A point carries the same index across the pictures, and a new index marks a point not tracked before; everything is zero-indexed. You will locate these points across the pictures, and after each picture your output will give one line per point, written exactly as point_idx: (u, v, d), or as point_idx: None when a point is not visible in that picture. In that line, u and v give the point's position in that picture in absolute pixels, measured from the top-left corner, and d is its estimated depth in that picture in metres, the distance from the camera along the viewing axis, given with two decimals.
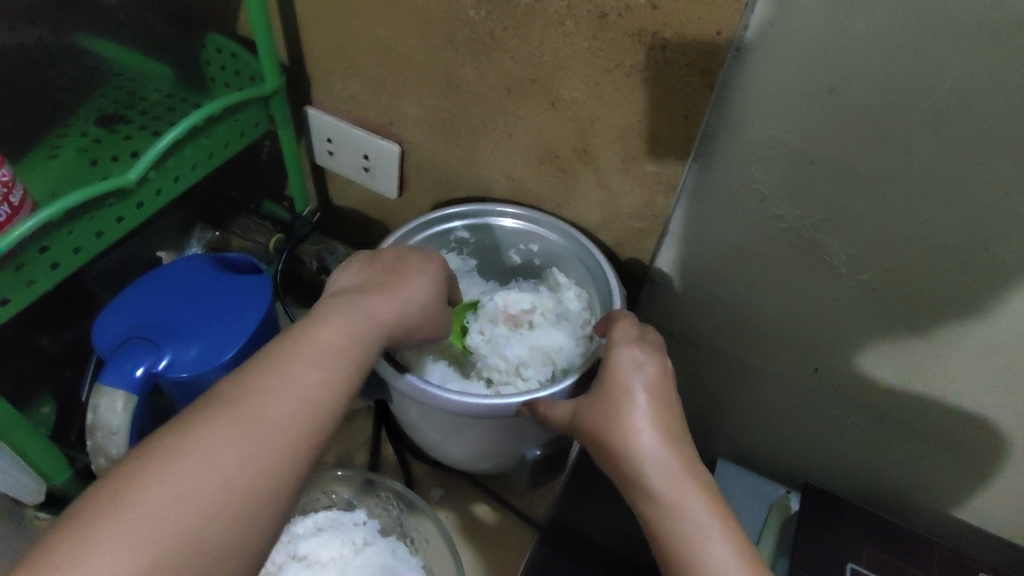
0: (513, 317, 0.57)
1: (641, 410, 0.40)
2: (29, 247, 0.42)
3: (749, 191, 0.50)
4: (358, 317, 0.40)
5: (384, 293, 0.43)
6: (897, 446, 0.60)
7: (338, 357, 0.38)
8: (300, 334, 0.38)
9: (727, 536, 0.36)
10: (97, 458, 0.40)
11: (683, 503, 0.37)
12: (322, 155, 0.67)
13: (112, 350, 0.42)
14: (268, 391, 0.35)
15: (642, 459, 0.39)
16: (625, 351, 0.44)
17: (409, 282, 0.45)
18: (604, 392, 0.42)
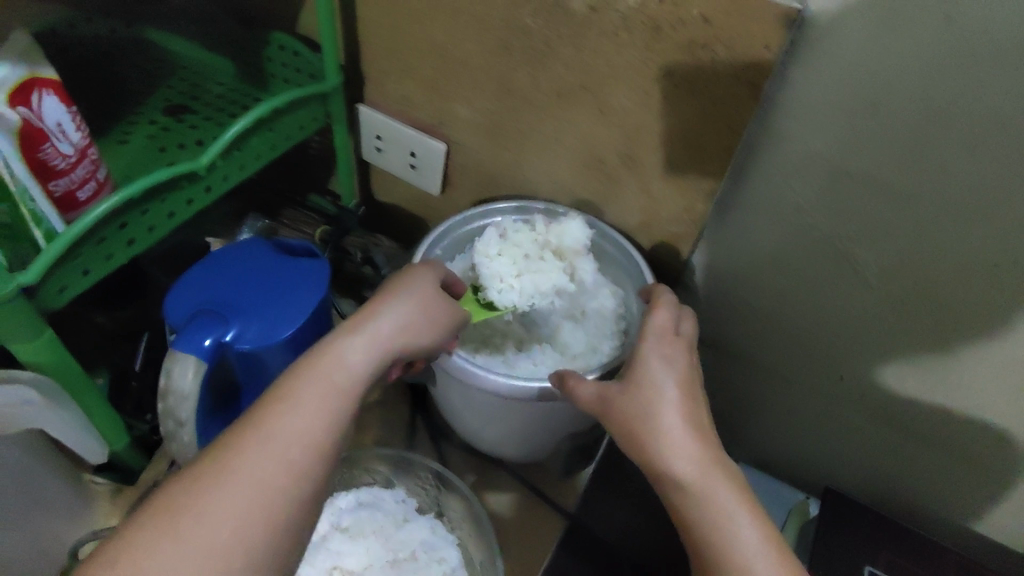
0: (510, 254, 0.54)
1: (671, 399, 0.42)
2: (112, 222, 0.44)
3: (786, 201, 0.52)
4: (353, 349, 0.39)
5: (370, 316, 0.41)
6: (917, 455, 0.61)
7: (331, 400, 0.37)
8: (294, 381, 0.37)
9: (753, 522, 0.38)
10: (166, 421, 0.42)
11: (712, 493, 0.39)
12: (370, 152, 0.70)
13: (184, 321, 0.43)
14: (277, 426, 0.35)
15: (670, 449, 0.40)
16: (656, 343, 0.45)
17: (400, 296, 0.43)
18: (633, 384, 0.43)
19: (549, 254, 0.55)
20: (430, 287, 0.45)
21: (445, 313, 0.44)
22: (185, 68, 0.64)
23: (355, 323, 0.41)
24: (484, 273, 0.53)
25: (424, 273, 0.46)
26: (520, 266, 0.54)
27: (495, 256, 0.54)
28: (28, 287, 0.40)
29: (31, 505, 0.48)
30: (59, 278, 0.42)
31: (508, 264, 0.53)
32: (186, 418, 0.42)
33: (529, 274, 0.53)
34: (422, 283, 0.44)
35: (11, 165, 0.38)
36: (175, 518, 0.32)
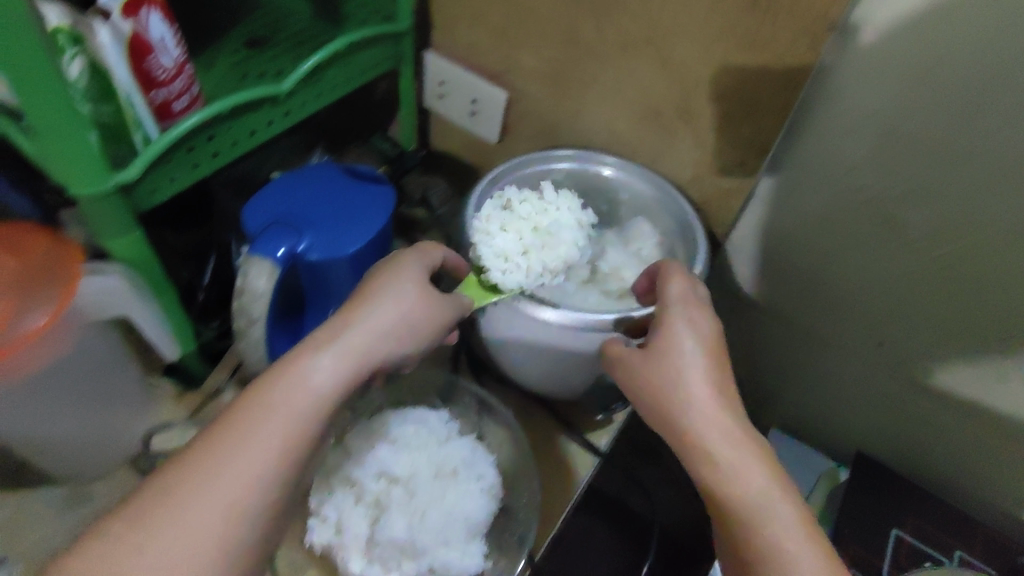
0: (516, 231, 0.54)
1: (697, 370, 0.43)
2: (201, 133, 0.48)
3: (837, 163, 0.52)
4: (325, 363, 0.39)
5: (346, 326, 0.41)
6: (951, 430, 0.61)
7: (298, 419, 0.38)
8: (262, 394, 0.38)
9: (777, 490, 0.39)
10: (240, 317, 0.45)
11: (734, 461, 0.40)
12: (433, 98, 0.73)
13: (259, 230, 0.46)
14: (272, 412, 0.37)
15: (697, 420, 0.42)
16: (682, 309, 0.45)
17: (381, 304, 0.42)
18: (659, 353, 0.44)
19: (556, 231, 0.55)
20: (416, 292, 0.43)
21: (428, 320, 0.44)
22: (266, 5, 0.67)
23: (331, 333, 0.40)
24: (487, 251, 0.52)
25: (413, 272, 0.44)
26: (525, 244, 0.53)
27: (499, 234, 0.53)
28: (126, 185, 0.43)
29: (107, 392, 0.52)
30: (152, 181, 0.46)
31: (512, 241, 0.53)
32: (257, 316, 0.45)
33: (535, 252, 0.53)
34: (408, 286, 0.43)
35: (118, 70, 0.41)
36: (182, 491, 0.35)
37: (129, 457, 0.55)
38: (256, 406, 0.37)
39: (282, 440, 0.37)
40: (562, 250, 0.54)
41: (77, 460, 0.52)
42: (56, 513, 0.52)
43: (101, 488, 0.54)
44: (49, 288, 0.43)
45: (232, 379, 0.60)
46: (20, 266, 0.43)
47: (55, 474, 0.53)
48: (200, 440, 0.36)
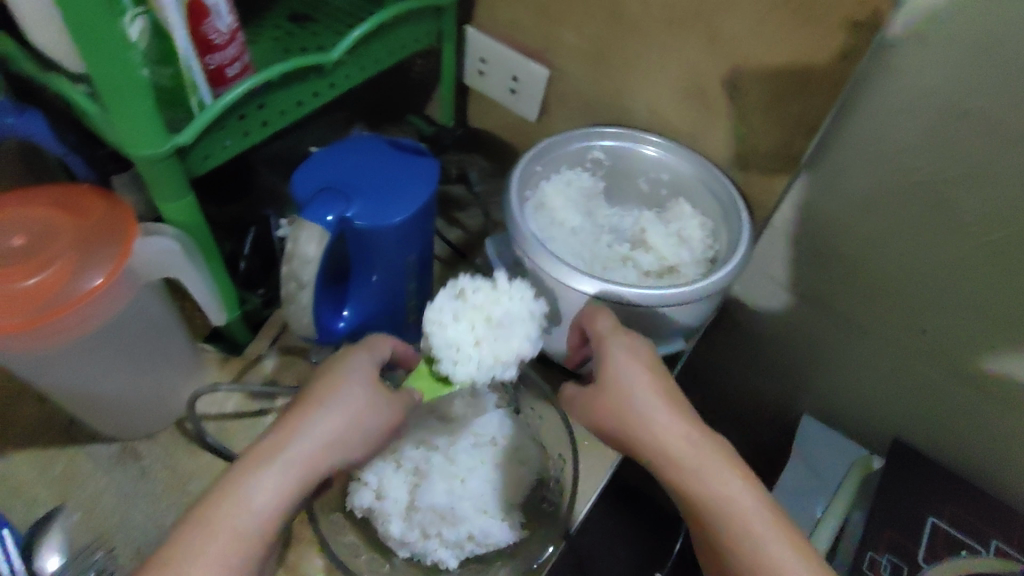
0: (468, 317, 0.48)
1: (650, 397, 0.46)
2: (252, 100, 0.48)
3: (889, 141, 0.52)
4: (268, 479, 0.40)
5: (290, 440, 0.41)
6: (992, 421, 0.60)
7: (240, 538, 0.38)
8: (207, 519, 0.38)
9: (741, 486, 0.44)
10: (290, 281, 0.46)
11: (703, 473, 0.44)
12: (472, 75, 0.73)
13: (309, 197, 0.47)
14: (235, 510, 0.39)
15: (663, 446, 0.45)
16: (619, 339, 0.48)
17: (327, 411, 0.42)
18: (611, 388, 0.47)
19: (516, 315, 0.49)
20: (361, 396, 0.44)
21: (373, 422, 0.44)
22: None
23: (275, 446, 0.41)
24: (439, 341, 0.47)
25: (359, 372, 0.45)
26: (480, 332, 0.48)
27: (452, 322, 0.48)
28: (181, 147, 0.44)
29: (158, 355, 0.53)
30: (204, 146, 0.46)
31: (466, 330, 0.48)
32: (307, 281, 0.46)
33: (490, 341, 0.48)
34: (355, 389, 0.44)
35: (178, 32, 0.41)
36: None
37: (174, 419, 0.56)
38: (223, 504, 0.39)
39: (226, 559, 0.38)
40: (520, 337, 0.48)
41: (126, 420, 0.54)
42: (105, 469, 0.53)
43: (148, 447, 0.55)
44: (110, 249, 0.44)
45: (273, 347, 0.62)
46: (82, 226, 0.44)
47: (105, 432, 0.54)
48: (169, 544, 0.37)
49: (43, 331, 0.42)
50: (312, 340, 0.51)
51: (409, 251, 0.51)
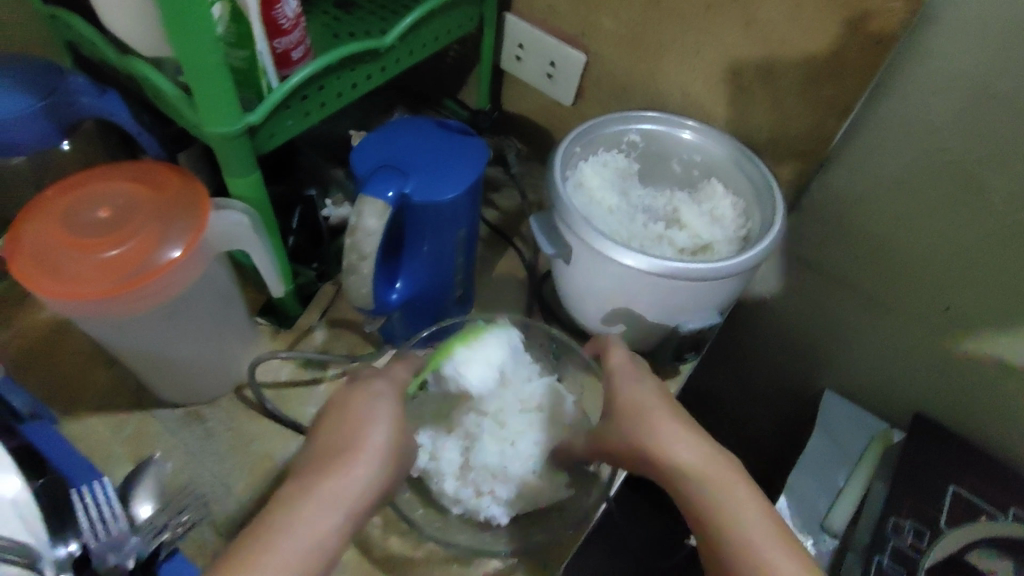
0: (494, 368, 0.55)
1: (662, 420, 0.46)
2: (314, 81, 0.51)
3: (920, 123, 0.54)
4: (320, 511, 0.39)
5: (330, 477, 0.41)
6: (1014, 396, 0.62)
7: (297, 566, 0.37)
8: (259, 543, 0.36)
9: (754, 505, 0.42)
10: (352, 253, 0.49)
11: (716, 488, 0.43)
12: (508, 60, 0.75)
13: (370, 174, 0.49)
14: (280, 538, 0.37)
15: (674, 465, 0.44)
16: (625, 372, 0.51)
17: (366, 449, 0.43)
18: (622, 415, 0.48)
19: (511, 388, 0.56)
20: (392, 436, 0.45)
21: (397, 467, 0.45)
22: None
23: (319, 478, 0.41)
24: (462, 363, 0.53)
25: (388, 411, 0.46)
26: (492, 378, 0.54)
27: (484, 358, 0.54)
28: (251, 127, 0.47)
29: (224, 325, 0.57)
30: (271, 125, 0.49)
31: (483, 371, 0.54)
32: (368, 253, 0.49)
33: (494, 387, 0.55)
34: (384, 429, 0.45)
35: (254, 17, 0.44)
36: None
37: (235, 384, 0.60)
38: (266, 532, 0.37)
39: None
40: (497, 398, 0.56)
41: (192, 384, 0.57)
42: (174, 430, 0.57)
43: (211, 410, 0.59)
44: (186, 219, 0.46)
45: (323, 320, 0.65)
46: (159, 198, 0.47)
47: (173, 396, 0.58)
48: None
49: (129, 299, 0.45)
50: (369, 310, 0.54)
51: (459, 227, 0.54)
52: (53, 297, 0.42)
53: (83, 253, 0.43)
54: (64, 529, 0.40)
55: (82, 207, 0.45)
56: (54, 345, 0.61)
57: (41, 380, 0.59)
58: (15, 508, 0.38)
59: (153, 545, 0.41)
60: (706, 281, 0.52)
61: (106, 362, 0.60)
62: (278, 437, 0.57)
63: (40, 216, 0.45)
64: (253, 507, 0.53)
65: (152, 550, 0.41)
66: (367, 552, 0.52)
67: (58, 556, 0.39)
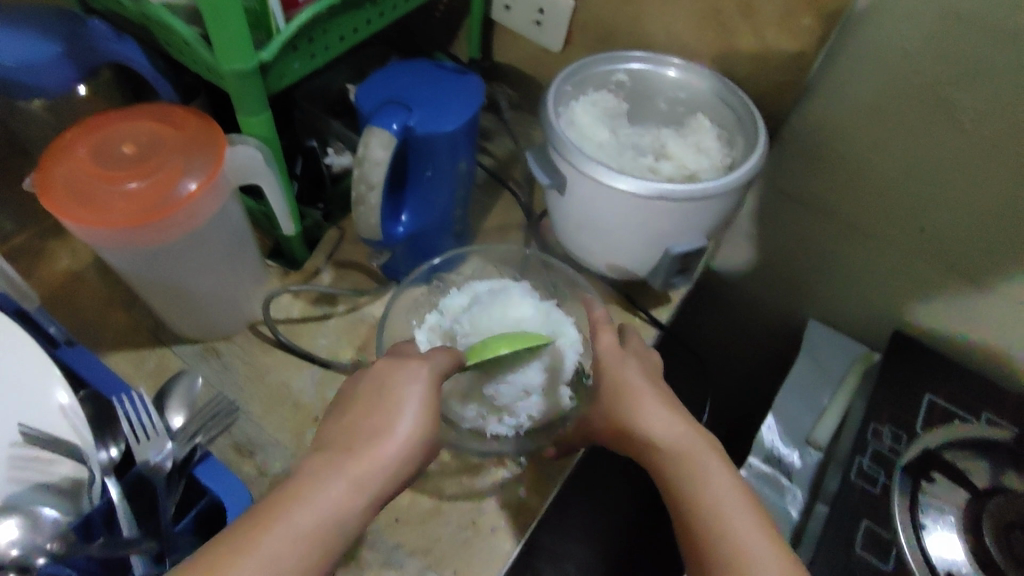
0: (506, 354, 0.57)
1: (646, 398, 0.49)
2: (319, 23, 0.53)
3: (893, 49, 0.57)
4: (336, 497, 0.39)
5: (357, 455, 0.41)
6: (987, 309, 0.67)
7: (304, 547, 0.37)
8: (277, 513, 0.38)
9: (723, 474, 0.45)
10: (362, 183, 0.52)
11: (691, 457, 0.46)
12: (498, 10, 0.76)
13: (375, 108, 0.52)
14: (298, 513, 0.38)
15: (652, 437, 0.47)
16: (614, 346, 0.53)
17: (393, 435, 0.42)
18: (608, 390, 0.51)
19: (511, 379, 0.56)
20: (423, 423, 0.43)
21: (427, 449, 0.44)
22: None
23: (341, 459, 0.40)
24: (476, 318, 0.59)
25: (422, 393, 0.44)
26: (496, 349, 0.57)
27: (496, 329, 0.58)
28: (263, 65, 0.49)
29: (238, 261, 0.59)
30: (281, 65, 0.52)
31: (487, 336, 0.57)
32: (376, 183, 0.51)
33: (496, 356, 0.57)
34: (416, 413, 0.43)
35: None
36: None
37: (248, 322, 0.63)
38: (287, 506, 0.38)
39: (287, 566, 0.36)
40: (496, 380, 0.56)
41: (208, 319, 0.60)
42: (192, 364, 0.60)
43: (227, 346, 0.62)
44: (207, 153, 0.49)
45: (329, 260, 0.68)
46: (180, 135, 0.50)
47: (190, 333, 0.61)
48: (227, 545, 0.36)
49: (153, 227, 0.47)
50: (377, 241, 0.57)
51: (459, 160, 0.57)
52: (77, 222, 0.45)
53: (109, 184, 0.46)
54: (105, 436, 0.46)
55: (109, 142, 0.48)
56: (70, 292, 0.64)
57: (64, 322, 0.62)
58: (66, 419, 0.43)
59: (188, 448, 0.46)
60: (693, 202, 0.55)
61: (123, 305, 0.63)
62: (293, 367, 0.61)
63: (68, 153, 0.48)
64: (273, 430, 0.57)
65: (186, 452, 0.46)
66: None
67: (100, 459, 0.44)
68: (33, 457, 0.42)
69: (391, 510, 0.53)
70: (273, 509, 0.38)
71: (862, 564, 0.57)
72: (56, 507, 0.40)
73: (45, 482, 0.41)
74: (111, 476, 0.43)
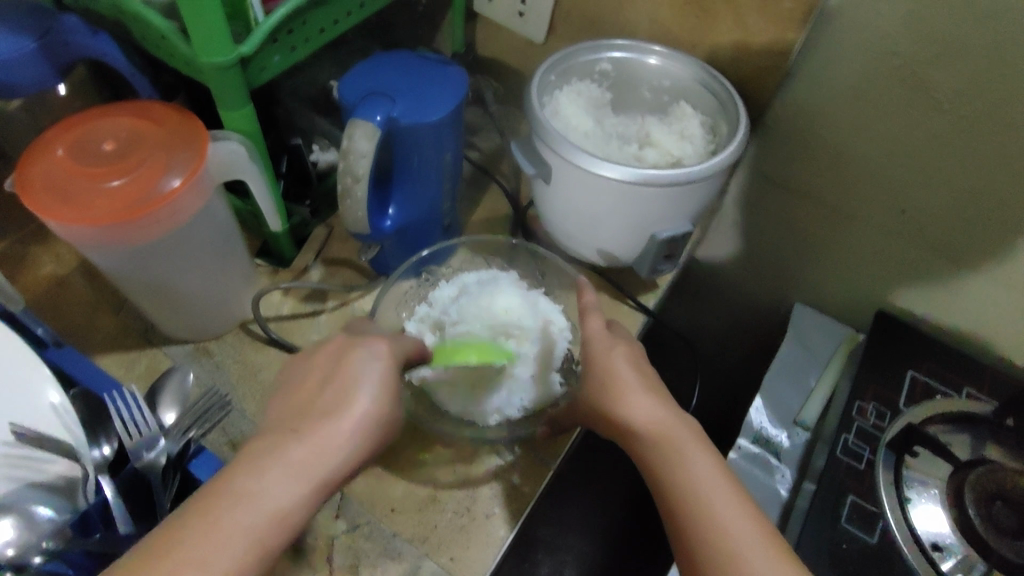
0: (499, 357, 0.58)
1: (629, 384, 0.49)
2: (299, 16, 0.53)
3: (871, 30, 0.58)
4: (284, 480, 0.38)
5: (307, 434, 0.40)
6: (967, 286, 0.68)
7: (252, 535, 0.36)
8: (223, 492, 0.37)
9: (704, 456, 0.45)
10: (348, 176, 0.52)
11: (671, 439, 0.46)
12: (480, 1, 0.77)
13: (359, 100, 0.52)
14: (244, 492, 0.37)
15: (633, 421, 0.47)
16: (601, 333, 0.53)
17: (347, 416, 0.41)
18: (591, 377, 0.51)
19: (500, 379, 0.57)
20: (380, 404, 0.43)
21: (382, 430, 0.43)
22: None
23: (289, 439, 0.40)
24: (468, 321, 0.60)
25: (379, 373, 0.44)
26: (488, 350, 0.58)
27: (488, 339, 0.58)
28: (244, 58, 0.49)
29: (226, 259, 0.59)
30: (262, 58, 0.52)
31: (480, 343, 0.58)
32: (361, 175, 0.51)
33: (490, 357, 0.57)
34: (372, 390, 0.43)
35: None
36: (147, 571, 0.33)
37: (239, 321, 0.63)
38: (230, 483, 0.37)
39: (237, 545, 0.36)
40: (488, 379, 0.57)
41: (198, 319, 0.60)
42: (183, 364, 0.60)
43: (218, 344, 0.62)
44: (190, 149, 0.49)
45: (318, 257, 0.68)
46: (163, 132, 0.49)
47: (180, 334, 0.61)
48: (173, 524, 0.36)
49: (136, 225, 0.47)
50: (365, 235, 0.57)
51: (444, 151, 0.57)
52: (60, 221, 0.45)
53: (91, 182, 0.46)
54: (97, 435, 0.45)
55: (90, 141, 0.48)
56: (57, 296, 0.63)
57: (53, 326, 0.61)
58: (60, 419, 0.43)
59: (181, 443, 0.46)
60: (678, 185, 0.56)
61: (112, 307, 0.63)
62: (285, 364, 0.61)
63: (49, 152, 0.47)
64: None
65: (181, 447, 0.46)
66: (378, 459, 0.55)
67: (94, 457, 0.44)
68: (24, 456, 0.41)
69: (387, 501, 0.53)
70: (216, 488, 0.37)
71: (848, 536, 0.58)
72: (50, 506, 0.40)
73: (38, 481, 0.40)
74: (105, 476, 0.44)
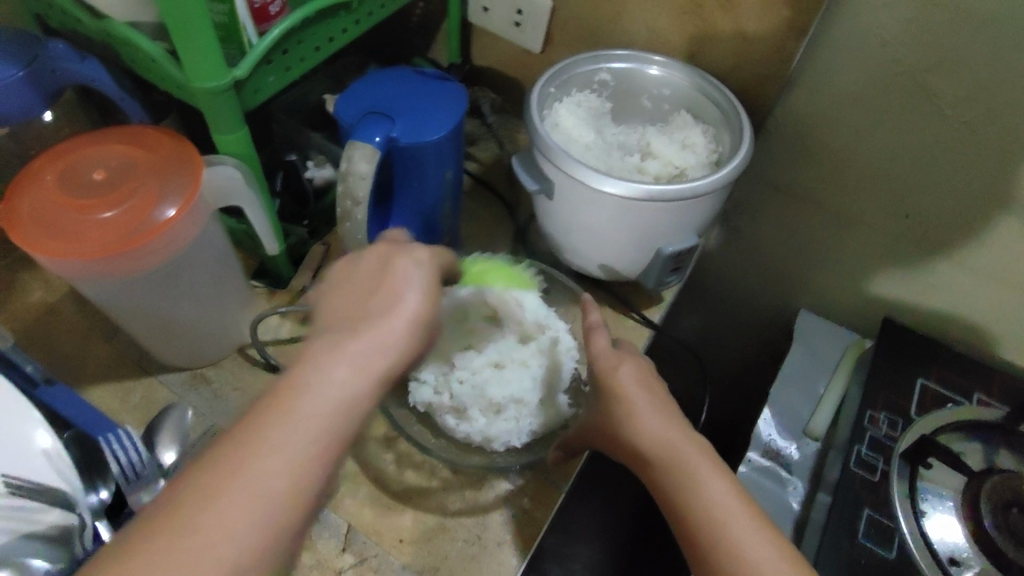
0: (507, 381, 0.56)
1: (638, 406, 0.48)
2: (292, 36, 0.51)
3: (873, 37, 0.57)
4: (350, 373, 0.33)
5: (369, 329, 0.34)
6: (973, 290, 0.67)
7: (323, 430, 0.31)
8: (286, 394, 0.31)
9: (719, 476, 0.44)
10: (347, 199, 0.50)
11: (683, 462, 0.44)
12: (475, 12, 0.75)
13: (357, 121, 0.51)
14: (302, 398, 0.31)
15: (642, 444, 0.47)
16: (607, 358, 0.52)
17: (398, 311, 0.35)
18: (602, 398, 0.51)
19: (508, 403, 0.55)
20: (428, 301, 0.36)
21: (432, 330, 0.37)
22: None
23: (338, 343, 0.33)
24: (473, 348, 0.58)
25: (423, 276, 0.37)
26: (495, 372, 0.57)
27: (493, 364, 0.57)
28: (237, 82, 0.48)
29: (223, 284, 0.58)
30: (256, 80, 0.50)
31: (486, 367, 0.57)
32: (361, 199, 0.50)
33: (498, 381, 0.56)
34: (417, 294, 0.36)
35: None
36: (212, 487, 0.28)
37: (236, 345, 0.61)
38: (293, 380, 0.32)
39: (310, 450, 0.30)
40: (495, 406, 0.55)
41: (195, 347, 0.59)
42: (180, 393, 0.58)
43: (215, 372, 0.60)
44: (183, 175, 0.47)
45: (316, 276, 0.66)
46: (154, 159, 0.48)
47: (176, 362, 0.59)
48: (240, 426, 0.30)
49: (129, 256, 0.45)
50: None
51: (445, 169, 0.56)
52: (48, 254, 0.43)
53: (80, 213, 0.44)
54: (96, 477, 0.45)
55: (80, 169, 0.46)
56: (48, 325, 0.62)
57: (45, 355, 0.60)
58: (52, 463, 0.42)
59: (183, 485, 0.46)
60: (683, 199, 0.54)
61: (105, 335, 0.61)
62: None
63: (36, 182, 0.46)
64: None
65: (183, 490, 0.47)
66: (383, 487, 0.54)
67: (91, 503, 0.44)
68: (17, 507, 0.39)
69: (394, 531, 0.52)
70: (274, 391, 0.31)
71: (865, 551, 0.57)
72: (46, 557, 0.39)
73: (32, 532, 0.39)
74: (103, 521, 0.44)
